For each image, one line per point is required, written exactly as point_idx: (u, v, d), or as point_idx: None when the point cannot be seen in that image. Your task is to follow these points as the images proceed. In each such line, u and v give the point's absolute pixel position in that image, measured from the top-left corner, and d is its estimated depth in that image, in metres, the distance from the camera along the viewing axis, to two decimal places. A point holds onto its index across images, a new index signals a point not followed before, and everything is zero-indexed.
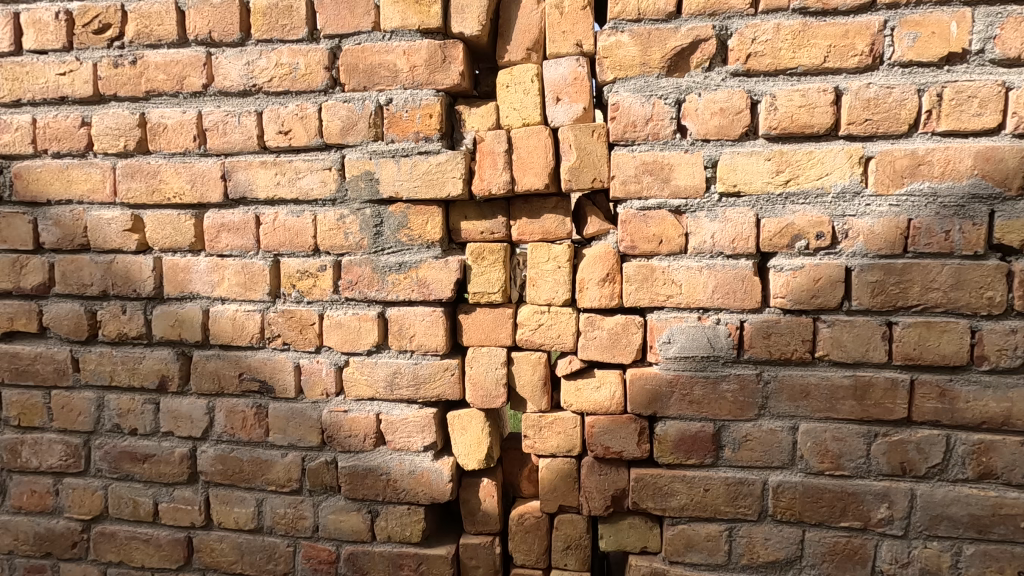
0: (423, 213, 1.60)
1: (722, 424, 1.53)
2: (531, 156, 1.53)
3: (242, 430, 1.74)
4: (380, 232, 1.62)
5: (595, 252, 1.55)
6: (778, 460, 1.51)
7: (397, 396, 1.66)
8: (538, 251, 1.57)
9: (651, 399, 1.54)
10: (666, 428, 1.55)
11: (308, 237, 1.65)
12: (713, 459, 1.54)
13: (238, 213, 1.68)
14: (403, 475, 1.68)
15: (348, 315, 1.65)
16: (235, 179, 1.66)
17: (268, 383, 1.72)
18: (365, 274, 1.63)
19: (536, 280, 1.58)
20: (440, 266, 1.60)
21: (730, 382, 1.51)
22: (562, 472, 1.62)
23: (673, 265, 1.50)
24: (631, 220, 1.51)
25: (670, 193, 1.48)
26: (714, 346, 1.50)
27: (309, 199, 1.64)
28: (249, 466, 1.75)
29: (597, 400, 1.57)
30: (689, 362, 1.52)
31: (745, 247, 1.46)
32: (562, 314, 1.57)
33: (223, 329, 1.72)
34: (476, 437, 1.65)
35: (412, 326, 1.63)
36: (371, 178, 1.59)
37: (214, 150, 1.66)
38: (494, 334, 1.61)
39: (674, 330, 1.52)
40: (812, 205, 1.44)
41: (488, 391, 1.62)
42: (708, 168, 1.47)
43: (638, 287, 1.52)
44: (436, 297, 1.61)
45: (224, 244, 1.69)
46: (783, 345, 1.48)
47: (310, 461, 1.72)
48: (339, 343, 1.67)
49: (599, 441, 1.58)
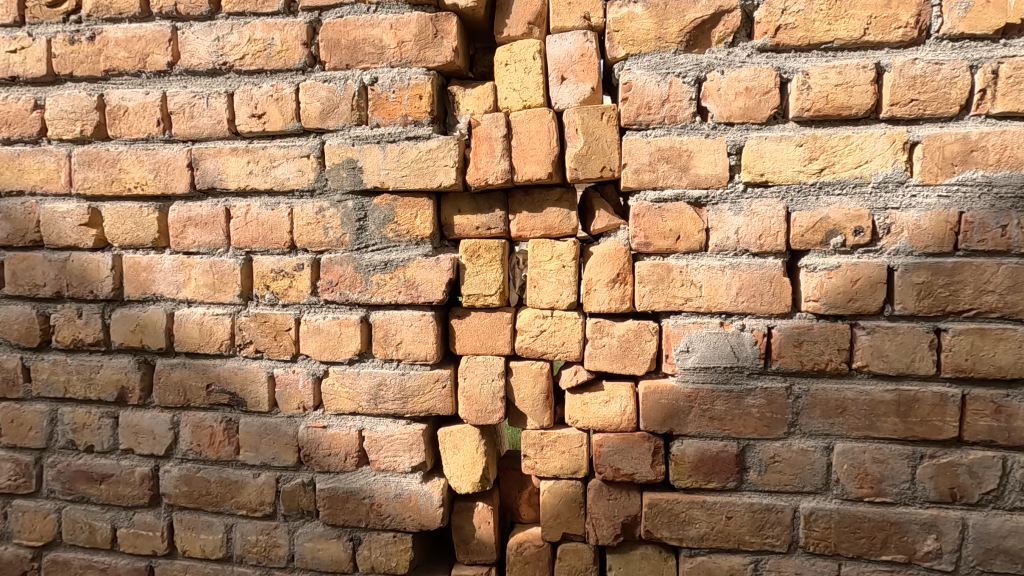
0: (412, 205, 1.43)
1: (746, 443, 1.36)
2: (533, 143, 1.37)
3: (209, 447, 1.56)
4: (363, 227, 1.45)
5: (604, 250, 1.38)
6: (810, 484, 1.34)
7: (382, 411, 1.48)
8: (540, 248, 1.41)
9: (666, 415, 1.37)
10: (683, 447, 1.38)
11: (284, 232, 1.48)
12: (736, 483, 1.37)
13: (206, 206, 1.51)
14: (387, 499, 1.50)
15: (327, 320, 1.48)
16: (203, 167, 1.49)
17: (239, 395, 1.54)
18: (346, 274, 1.46)
19: (537, 282, 1.41)
20: (431, 265, 1.43)
21: (756, 396, 1.34)
22: (566, 496, 1.45)
23: (692, 265, 1.33)
24: (645, 214, 1.34)
25: (688, 183, 1.32)
26: (738, 356, 1.33)
27: (284, 189, 1.47)
28: (216, 488, 1.57)
29: (606, 416, 1.40)
30: (710, 374, 1.35)
31: (774, 244, 1.30)
32: (567, 319, 1.40)
33: (189, 335, 1.54)
34: (470, 457, 1.48)
35: (400, 333, 1.46)
36: (354, 167, 1.43)
37: (180, 136, 1.49)
38: (491, 342, 1.44)
39: (693, 337, 1.35)
40: (849, 196, 1.27)
41: (483, 405, 1.45)
42: (732, 155, 1.31)
43: (653, 289, 1.35)
44: (426, 300, 1.44)
45: (191, 240, 1.52)
46: (816, 355, 1.31)
47: (285, 483, 1.54)
48: (317, 351, 1.49)
49: (608, 461, 1.40)
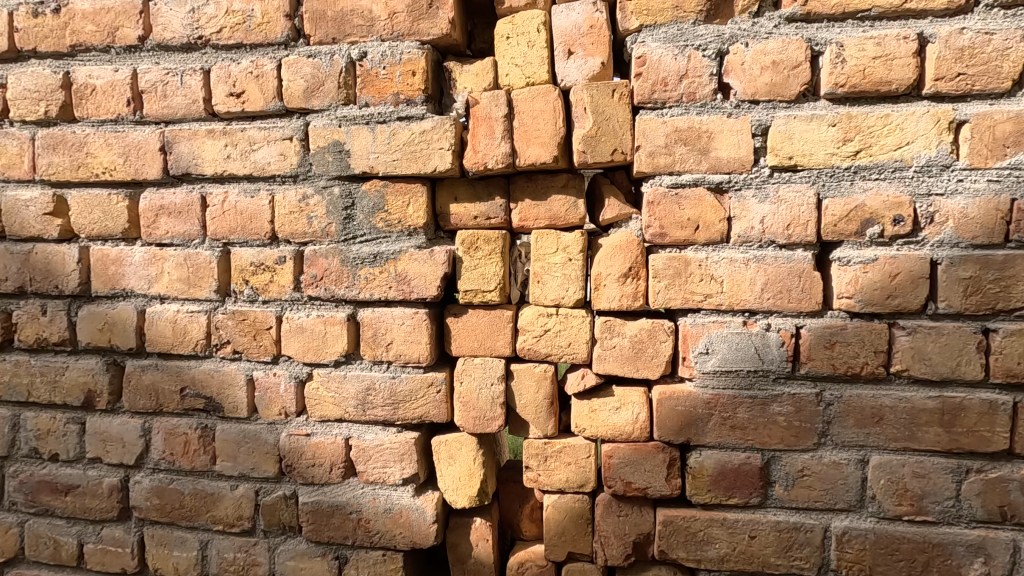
0: (404, 192, 1.31)
1: (771, 455, 1.23)
2: (537, 123, 1.24)
3: (183, 457, 1.44)
4: (351, 216, 1.32)
5: (615, 241, 1.26)
6: (843, 501, 1.21)
7: (370, 417, 1.36)
8: (544, 239, 1.28)
9: (683, 423, 1.24)
10: (702, 459, 1.25)
11: (264, 222, 1.35)
12: (761, 499, 1.24)
13: (180, 193, 1.38)
14: (376, 514, 1.37)
15: (311, 318, 1.35)
16: (176, 151, 1.36)
17: (215, 400, 1.42)
18: (332, 268, 1.33)
19: (541, 276, 1.29)
20: (424, 258, 1.30)
21: (783, 403, 1.21)
22: (572, 512, 1.32)
23: (712, 258, 1.21)
24: (660, 201, 1.22)
25: (709, 167, 1.20)
26: (764, 359, 1.21)
27: (265, 175, 1.34)
28: (191, 501, 1.44)
29: (616, 424, 1.27)
30: (731, 378, 1.23)
31: (804, 235, 1.17)
32: (574, 317, 1.28)
33: (162, 334, 1.41)
34: (467, 469, 1.35)
35: (390, 332, 1.33)
36: (341, 150, 1.30)
37: (152, 117, 1.37)
38: (491, 342, 1.32)
39: (713, 338, 1.22)
40: (888, 181, 1.15)
41: (482, 411, 1.32)
42: (757, 137, 1.18)
43: (669, 285, 1.23)
44: (419, 296, 1.31)
45: (163, 230, 1.39)
46: (850, 357, 1.18)
47: (265, 495, 1.42)
48: (300, 351, 1.37)
49: (618, 474, 1.27)
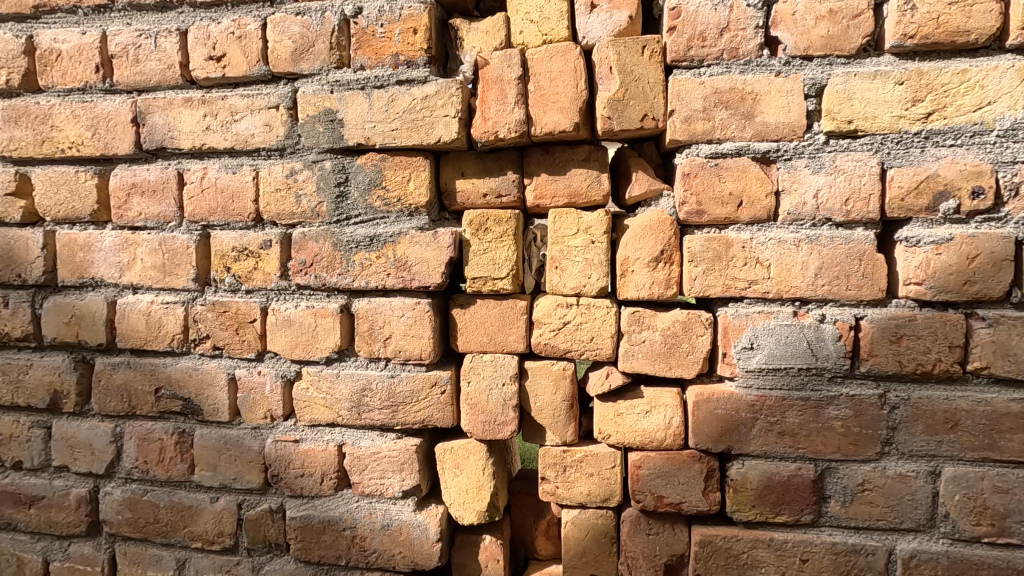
0: (404, 167, 1.16)
1: (826, 466, 1.07)
2: (555, 86, 1.09)
3: (158, 466, 1.29)
4: (344, 193, 1.17)
5: (644, 221, 1.10)
6: (910, 520, 1.05)
7: (366, 422, 1.20)
8: (563, 220, 1.13)
9: (723, 429, 1.08)
10: (745, 470, 1.09)
11: (248, 201, 1.20)
12: (813, 517, 1.07)
13: (155, 170, 1.24)
14: (372, 531, 1.21)
15: (300, 309, 1.20)
16: (150, 123, 1.22)
17: (193, 402, 1.26)
18: (323, 252, 1.18)
19: (559, 262, 1.13)
20: (427, 242, 1.15)
21: (841, 406, 1.05)
22: (595, 530, 1.16)
23: (757, 238, 1.05)
24: (697, 174, 1.06)
25: (753, 134, 1.04)
26: (818, 356, 1.04)
27: (248, 148, 1.19)
28: (167, 515, 1.29)
29: (646, 430, 1.11)
30: (779, 377, 1.07)
31: (865, 211, 1.01)
32: (598, 308, 1.12)
33: (134, 328, 1.26)
34: (475, 480, 1.19)
35: (388, 325, 1.18)
36: (333, 119, 1.15)
37: (123, 85, 1.22)
38: (502, 337, 1.16)
39: (759, 331, 1.06)
40: (965, 148, 0.99)
41: (492, 415, 1.16)
42: (810, 98, 1.02)
43: (707, 270, 1.07)
44: (421, 284, 1.16)
45: (136, 211, 1.25)
46: (920, 353, 1.02)
47: (249, 509, 1.26)
48: (287, 348, 1.21)
49: (648, 488, 1.11)
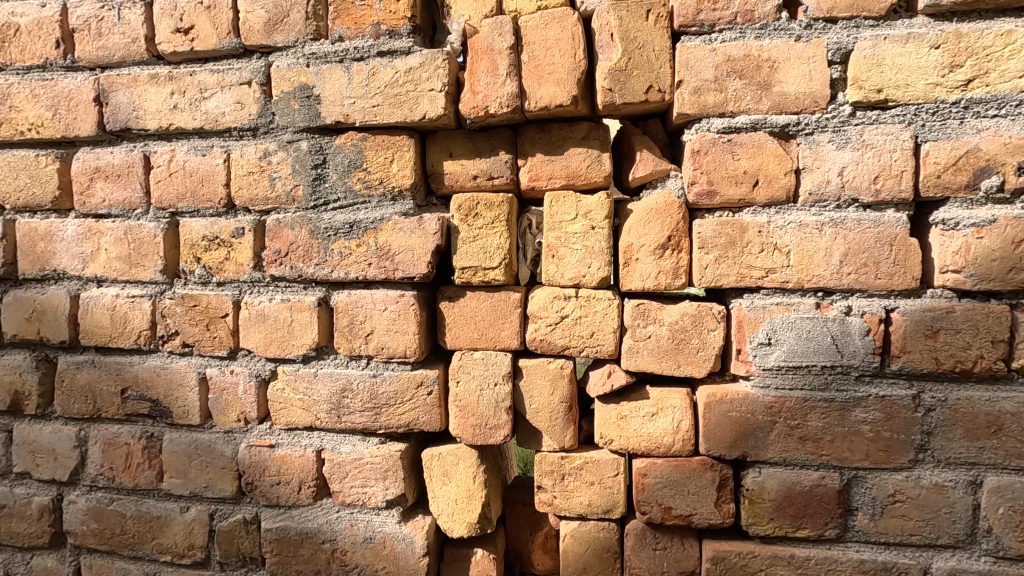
0: (387, 146, 1.06)
1: (852, 475, 0.96)
2: (550, 56, 0.99)
3: (125, 473, 1.19)
4: (322, 176, 1.08)
5: (650, 204, 1.00)
6: (948, 536, 0.94)
7: (346, 425, 1.10)
8: (560, 203, 1.03)
9: (738, 434, 0.98)
10: (762, 479, 0.98)
11: (219, 186, 1.11)
12: (839, 531, 0.97)
13: (119, 153, 1.14)
14: (354, 545, 1.12)
15: (274, 303, 1.10)
16: (113, 101, 1.12)
17: (161, 404, 1.17)
18: (299, 241, 1.09)
19: (556, 250, 1.04)
20: (411, 228, 1.05)
21: (869, 409, 0.94)
22: (596, 544, 1.06)
23: (775, 222, 0.95)
24: (708, 151, 0.96)
25: (771, 106, 0.94)
26: (843, 352, 0.94)
27: (218, 128, 1.10)
28: (134, 526, 1.19)
29: (651, 435, 1.01)
30: (800, 376, 0.96)
31: (897, 191, 0.91)
32: (599, 300, 1.02)
33: (98, 323, 1.17)
34: (465, 489, 1.09)
35: (370, 320, 1.08)
36: (309, 95, 1.06)
37: (85, 61, 1.13)
38: (494, 332, 1.06)
39: (777, 325, 0.96)
40: (1010, 118, 0.88)
41: (483, 418, 1.06)
42: (834, 65, 0.92)
43: (720, 257, 0.97)
44: (405, 275, 1.06)
45: (100, 198, 1.15)
46: (958, 349, 0.91)
47: (221, 520, 1.17)
48: (261, 345, 1.12)
49: (655, 498, 1.01)
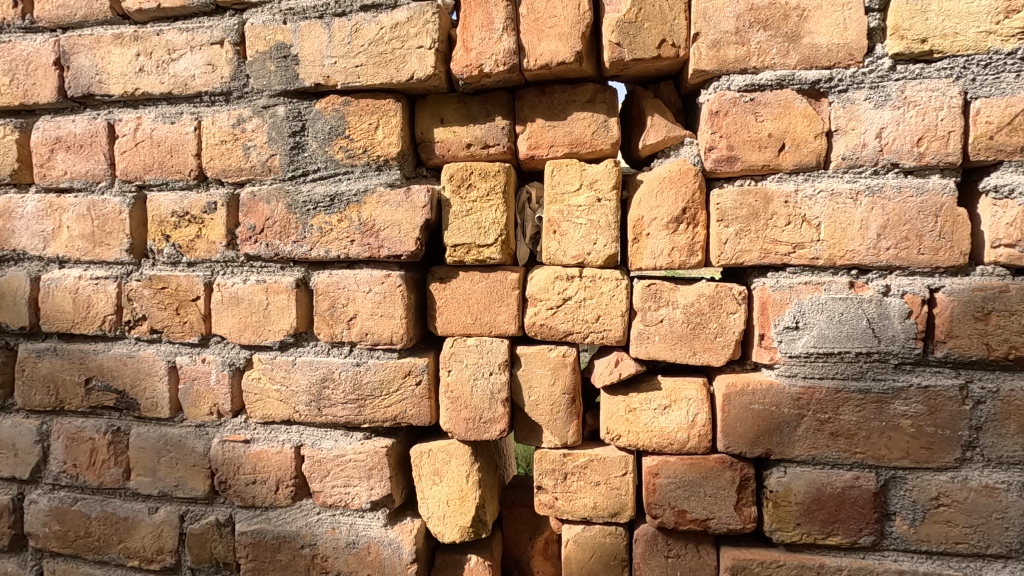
0: (371, 111, 0.96)
1: (890, 476, 0.86)
2: (552, 8, 0.89)
3: (89, 470, 1.10)
4: (301, 145, 0.98)
5: (662, 173, 0.90)
6: (1000, 545, 0.83)
7: (328, 419, 1.00)
8: (563, 173, 0.93)
9: (761, 429, 0.87)
10: (787, 480, 0.88)
11: (189, 156, 1.01)
12: (874, 538, 0.87)
13: (82, 121, 1.05)
14: (336, 550, 1.02)
15: (248, 285, 1.01)
16: (75, 64, 1.03)
17: (127, 396, 1.07)
18: (276, 215, 0.99)
19: (558, 225, 0.94)
20: (398, 201, 0.95)
21: (910, 401, 0.84)
22: (602, 550, 0.96)
23: (804, 191, 0.84)
24: (728, 112, 0.86)
25: (799, 60, 0.83)
26: (880, 337, 0.83)
27: (188, 93, 1.00)
28: (99, 528, 1.10)
29: (664, 430, 0.90)
30: (831, 364, 0.86)
31: (944, 153, 0.80)
32: (605, 281, 0.92)
33: (59, 308, 1.08)
34: (458, 490, 0.99)
35: (353, 303, 0.98)
36: (285, 55, 0.96)
37: (45, 21, 1.04)
38: (489, 317, 0.96)
39: (806, 307, 0.85)
40: None
41: (477, 412, 0.96)
42: (872, 13, 0.82)
43: (741, 231, 0.86)
44: (391, 253, 0.96)
45: (61, 170, 1.06)
46: (1013, 333, 0.80)
47: (192, 522, 1.07)
48: (235, 330, 1.02)
49: (668, 500, 0.91)
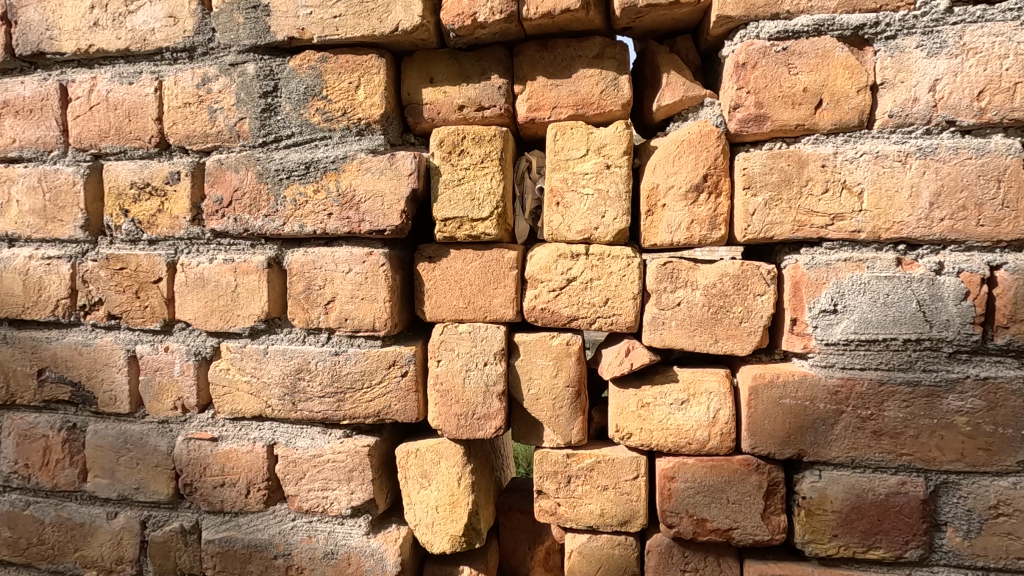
0: (351, 68, 0.85)
1: (941, 481, 0.75)
2: None
3: (42, 471, 0.99)
4: (273, 107, 0.88)
5: (680, 136, 0.79)
6: None
7: (303, 415, 0.90)
8: (567, 136, 0.82)
9: (792, 427, 0.77)
10: (822, 486, 0.77)
11: (149, 121, 0.91)
12: (922, 553, 0.76)
13: (31, 83, 0.94)
14: (312, 561, 0.91)
15: (214, 265, 0.90)
16: (23, 19, 0.92)
17: (83, 389, 0.97)
18: (245, 186, 0.88)
19: (561, 196, 0.83)
20: (380, 169, 0.84)
21: (966, 395, 0.73)
22: (610, 563, 0.85)
23: (844, 154, 0.74)
24: (757, 63, 0.75)
25: (840, 2, 0.72)
26: (932, 322, 0.72)
27: (147, 49, 0.90)
28: (53, 535, 1.00)
29: (681, 428, 0.80)
30: (874, 353, 0.75)
31: (1010, 108, 0.69)
32: (614, 259, 0.81)
33: (9, 290, 0.97)
34: (448, 495, 0.88)
35: (330, 285, 0.87)
36: (255, 5, 0.85)
37: None
38: (483, 300, 0.85)
39: (845, 287, 0.74)
40: None
41: (470, 407, 0.86)
42: None
43: (771, 201, 0.76)
44: (373, 227, 0.85)
45: (10, 138, 0.96)
46: None
47: (154, 529, 0.97)
48: (200, 315, 0.91)
49: (685, 508, 0.80)
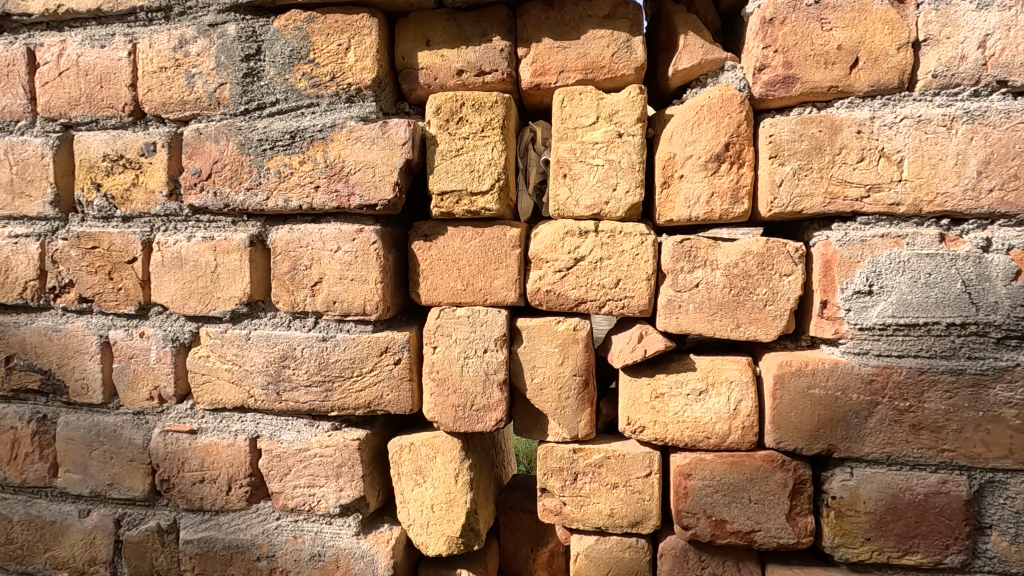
0: (340, 28, 0.78)
1: (986, 480, 0.68)
2: None
3: (10, 466, 0.93)
4: (256, 71, 0.81)
5: (700, 101, 0.72)
6: None
7: (288, 406, 0.83)
8: (575, 102, 0.75)
9: (822, 419, 0.70)
10: (854, 484, 0.70)
11: (123, 87, 0.84)
12: (964, 558, 0.69)
13: None
14: (298, 564, 0.85)
15: (192, 243, 0.83)
16: None
17: (53, 377, 0.90)
18: (225, 158, 0.81)
19: (569, 167, 0.76)
20: (371, 137, 0.77)
21: (1016, 385, 0.66)
22: (620, 567, 0.78)
23: (882, 119, 0.67)
24: (786, 19, 0.68)
25: None
26: (979, 304, 0.65)
27: (120, 10, 0.83)
28: (22, 534, 0.93)
29: (698, 421, 0.73)
30: (914, 339, 0.68)
31: None
32: (626, 236, 0.74)
33: None
34: (444, 492, 0.82)
35: (317, 264, 0.80)
36: None
37: None
38: (483, 281, 0.78)
39: (882, 266, 0.67)
40: None
41: (468, 397, 0.79)
42: None
43: (800, 172, 0.69)
44: (363, 202, 0.78)
45: None
46: None
47: (130, 528, 0.90)
48: (178, 298, 0.85)
49: (703, 507, 0.73)
